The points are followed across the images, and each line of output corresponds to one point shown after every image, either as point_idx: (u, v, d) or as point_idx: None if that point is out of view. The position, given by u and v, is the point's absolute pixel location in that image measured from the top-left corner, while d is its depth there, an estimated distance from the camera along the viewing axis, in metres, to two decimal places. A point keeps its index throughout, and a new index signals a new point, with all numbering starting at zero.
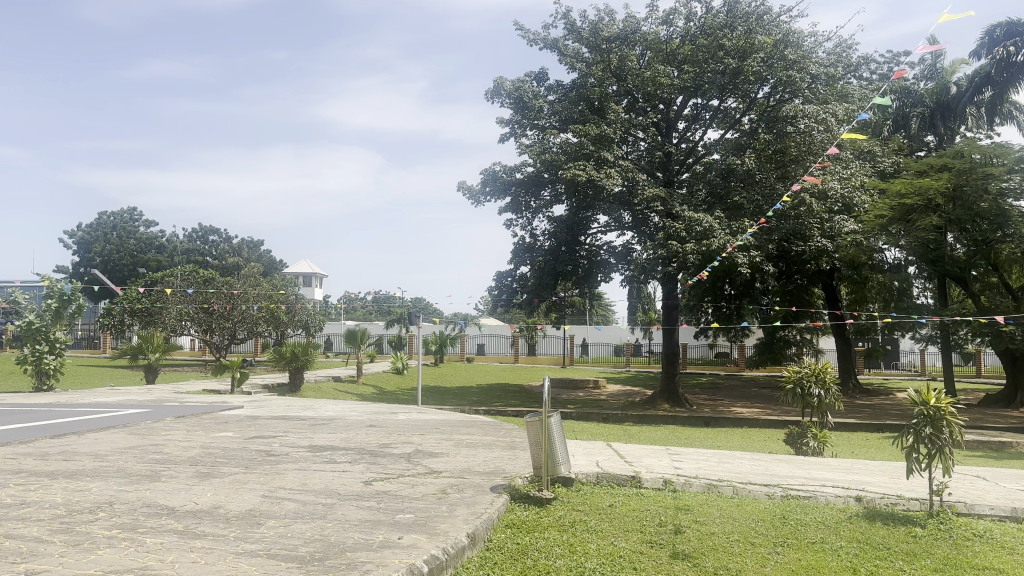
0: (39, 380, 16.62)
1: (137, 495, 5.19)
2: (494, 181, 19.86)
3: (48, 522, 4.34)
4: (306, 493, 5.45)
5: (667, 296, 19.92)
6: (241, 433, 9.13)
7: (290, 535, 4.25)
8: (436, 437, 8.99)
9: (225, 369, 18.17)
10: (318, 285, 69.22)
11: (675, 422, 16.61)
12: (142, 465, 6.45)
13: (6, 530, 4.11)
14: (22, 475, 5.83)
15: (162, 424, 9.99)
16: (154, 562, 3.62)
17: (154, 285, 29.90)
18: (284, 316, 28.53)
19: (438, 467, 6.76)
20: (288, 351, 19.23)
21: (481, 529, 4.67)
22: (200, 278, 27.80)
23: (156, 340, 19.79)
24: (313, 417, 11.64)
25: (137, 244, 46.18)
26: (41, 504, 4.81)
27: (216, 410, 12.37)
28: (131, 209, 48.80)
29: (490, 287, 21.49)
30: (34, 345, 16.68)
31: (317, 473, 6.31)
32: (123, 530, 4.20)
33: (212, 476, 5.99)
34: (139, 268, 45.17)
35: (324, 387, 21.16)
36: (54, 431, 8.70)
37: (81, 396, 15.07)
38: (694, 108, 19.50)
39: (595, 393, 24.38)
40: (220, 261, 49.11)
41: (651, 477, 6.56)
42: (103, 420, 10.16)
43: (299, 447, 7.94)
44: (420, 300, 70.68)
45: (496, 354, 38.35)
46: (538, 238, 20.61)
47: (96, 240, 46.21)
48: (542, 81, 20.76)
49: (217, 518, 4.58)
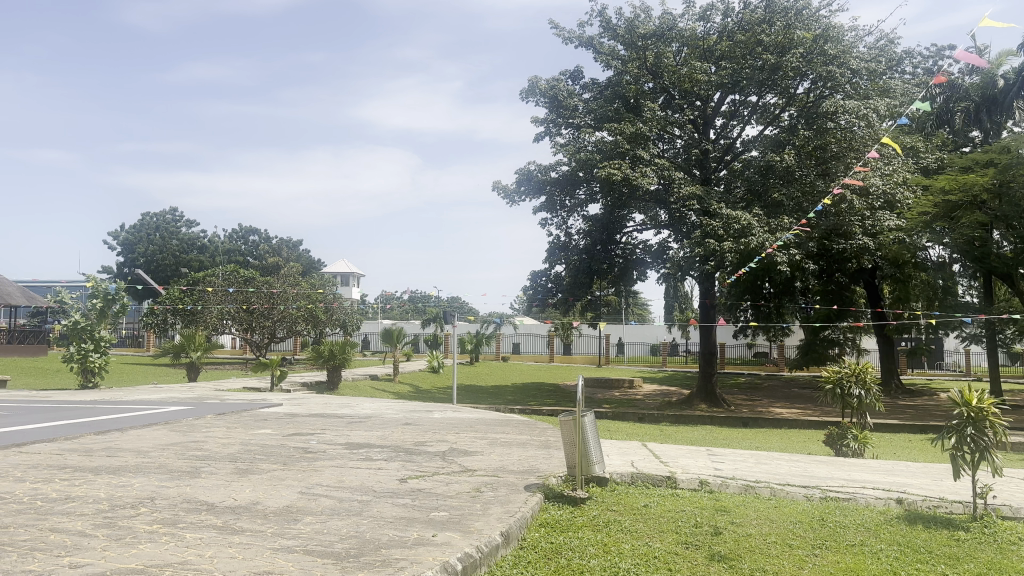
0: (85, 377, 17.18)
1: (177, 491, 5.29)
2: (529, 180, 19.90)
3: (90, 517, 4.43)
4: (342, 490, 5.49)
5: (704, 295, 19.78)
6: (279, 431, 9.24)
7: (325, 531, 4.30)
8: (471, 437, 8.97)
9: (264, 367, 18.45)
10: (355, 284, 69.94)
11: (712, 422, 16.44)
12: (183, 461, 6.58)
13: (52, 524, 4.23)
14: (67, 471, 5.98)
15: (203, 421, 10.17)
16: (193, 558, 3.67)
17: (196, 284, 30.40)
18: (322, 315, 28.87)
19: (473, 467, 6.75)
20: (326, 350, 19.43)
21: (515, 528, 4.66)
22: (242, 277, 28.27)
23: (199, 338, 20.12)
24: (349, 415, 11.73)
25: (180, 245, 47.23)
26: (85, 499, 4.93)
27: (255, 407, 12.54)
28: (173, 210, 49.66)
29: (525, 286, 21.43)
30: (79, 343, 17.19)
31: (354, 470, 6.38)
32: (164, 526, 4.28)
33: (250, 473, 6.08)
34: (181, 269, 46.27)
35: (361, 386, 21.29)
36: (101, 427, 8.94)
37: (125, 394, 15.39)
38: (731, 104, 19.24)
39: (632, 393, 24.08)
40: (261, 262, 49.89)
41: (687, 477, 6.50)
42: (146, 418, 10.36)
43: (335, 444, 8.02)
44: (455, 300, 70.76)
45: (532, 354, 38.29)
46: (573, 237, 20.59)
47: (140, 241, 47.05)
48: (576, 79, 20.75)
49: (255, 514, 4.66)
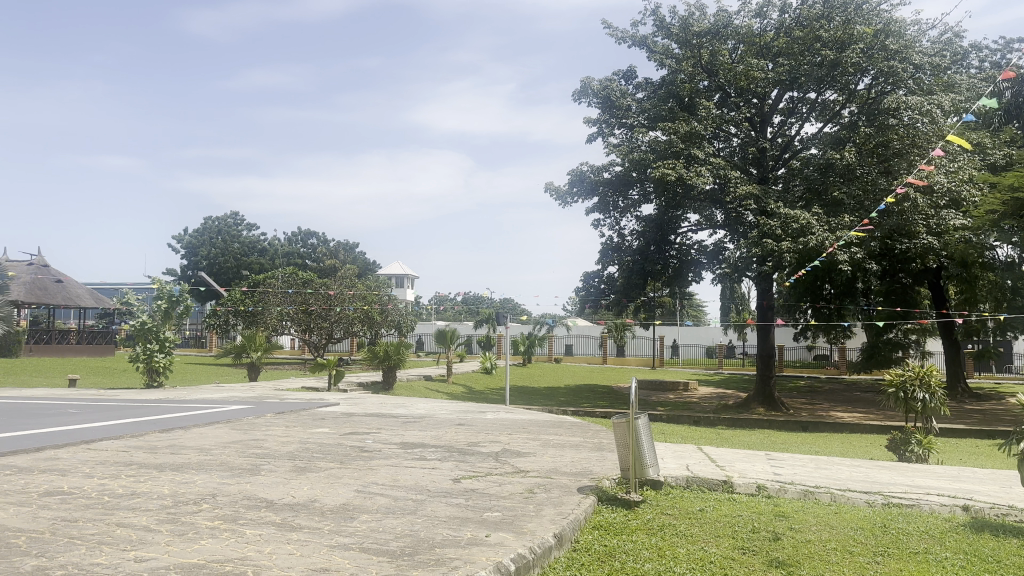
0: (150, 376, 17.89)
1: (238, 488, 5.44)
2: (581, 181, 19.82)
3: (155, 513, 4.59)
4: (397, 489, 5.57)
5: (761, 296, 19.45)
6: (336, 430, 9.42)
7: (381, 529, 4.36)
8: (524, 438, 9.01)
9: (322, 367, 18.78)
10: (409, 286, 70.77)
11: (770, 426, 16.10)
12: (243, 459, 6.76)
13: (119, 519, 4.39)
14: (133, 468, 6.19)
15: (262, 420, 10.42)
16: (253, 553, 3.76)
17: (256, 286, 31.13)
18: (378, 316, 29.28)
19: (526, 467, 6.79)
20: (381, 351, 19.70)
21: (569, 530, 4.66)
22: (300, 278, 28.93)
23: (259, 339, 20.63)
24: (404, 415, 11.86)
25: (241, 248, 48.52)
26: (149, 495, 5.11)
27: (313, 407, 12.76)
28: (234, 214, 51.01)
29: (578, 288, 21.36)
30: (145, 344, 17.89)
31: (409, 470, 6.45)
32: (224, 522, 4.40)
33: (308, 471, 6.21)
34: (243, 272, 47.63)
35: (416, 386, 21.55)
36: (166, 425, 9.24)
37: (189, 393, 15.85)
38: (789, 101, 18.84)
39: (687, 395, 23.83)
40: (319, 265, 50.86)
41: (743, 482, 6.39)
42: (208, 416, 10.66)
43: (390, 443, 8.13)
44: (507, 300, 70.97)
45: (585, 356, 38.18)
46: (626, 238, 20.46)
47: (203, 244, 48.49)
48: (630, 79, 20.62)
49: (313, 512, 4.75)
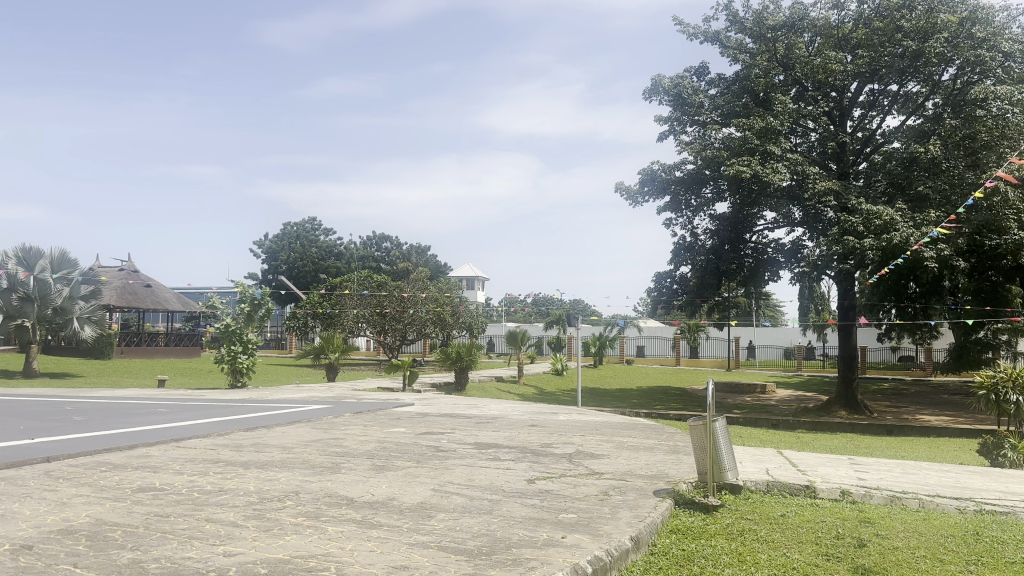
0: (234, 377, 18.62)
1: (320, 485, 5.59)
2: (652, 180, 19.58)
3: (242, 508, 4.76)
4: (473, 489, 5.62)
5: (841, 295, 18.81)
6: (412, 429, 9.59)
7: (459, 528, 4.41)
8: (598, 439, 8.96)
9: (396, 368, 19.14)
10: (480, 288, 71.37)
11: (852, 430, 15.54)
12: (324, 457, 6.94)
13: (208, 514, 4.58)
14: (221, 464, 6.45)
15: (341, 419, 10.69)
16: (335, 549, 3.87)
17: (333, 289, 31.91)
18: (450, 317, 29.64)
19: (600, 469, 6.76)
20: (453, 351, 19.93)
21: (645, 533, 4.62)
22: (375, 281, 29.56)
23: (336, 340, 21.13)
24: (478, 415, 11.97)
25: (318, 252, 49.91)
26: (236, 491, 5.31)
27: (390, 407, 13.02)
28: (312, 219, 52.51)
29: (650, 288, 21.09)
30: (229, 345, 18.61)
31: (483, 470, 6.51)
32: (308, 518, 4.53)
33: (386, 470, 6.33)
34: (320, 275, 48.99)
35: (488, 387, 21.72)
36: (250, 423, 9.57)
37: (272, 393, 16.39)
38: (869, 94, 18.18)
39: (764, 398, 23.26)
40: (392, 268, 51.80)
41: (826, 487, 6.19)
42: (289, 415, 11.02)
43: (464, 443, 8.21)
44: (577, 300, 70.74)
45: (658, 357, 37.71)
46: (699, 237, 20.12)
47: (283, 248, 50.11)
48: (702, 75, 20.29)
49: (392, 509, 4.84)
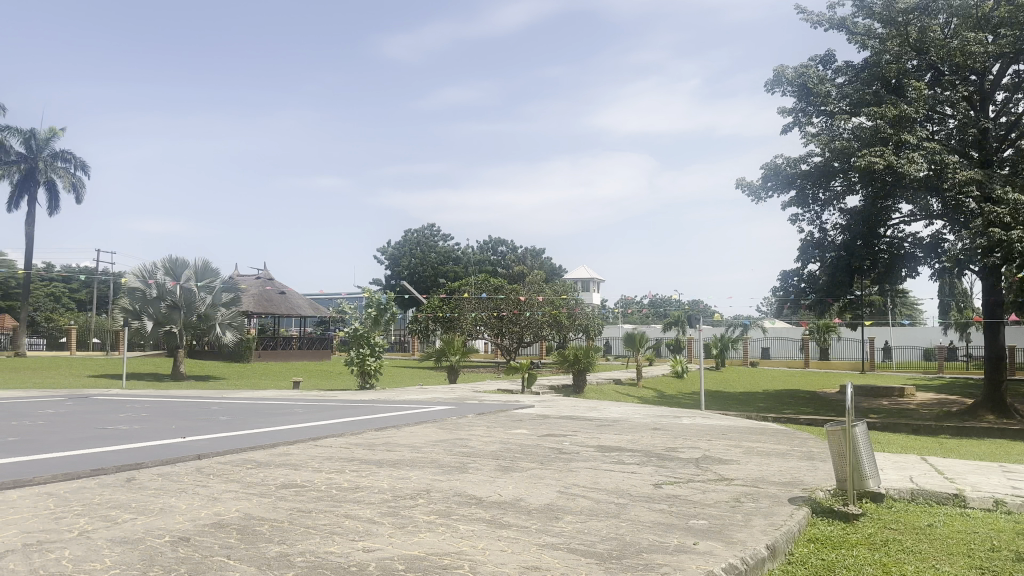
0: (363, 379, 19.50)
1: (449, 484, 5.73)
2: (777, 175, 18.85)
3: (378, 506, 4.95)
4: (599, 492, 5.59)
5: (988, 292, 17.41)
6: (534, 431, 9.66)
7: (587, 531, 4.40)
8: (724, 444, 8.71)
9: (515, 370, 19.37)
10: (595, 290, 71.05)
11: (1003, 436, 14.33)
12: (452, 457, 7.11)
13: (347, 511, 4.79)
14: (355, 463, 6.73)
15: (465, 420, 10.92)
16: (468, 548, 3.94)
17: (452, 293, 32.59)
18: (567, 320, 29.71)
19: (729, 474, 6.56)
20: (571, 354, 19.93)
21: (781, 542, 4.43)
22: (492, 285, 30.04)
23: (457, 343, 21.61)
24: (599, 418, 11.90)
25: (437, 257, 51.26)
26: (371, 489, 5.52)
27: (511, 409, 13.18)
28: (431, 225, 54.02)
29: (775, 287, 20.31)
30: (358, 349, 19.42)
31: (608, 473, 6.46)
32: (440, 517, 4.65)
33: (512, 471, 6.40)
34: (440, 280, 50.34)
35: (606, 390, 21.59)
36: (379, 423, 9.93)
37: (398, 394, 16.97)
38: (1016, 74, 16.74)
39: (902, 402, 21.87)
40: (509, 271, 52.44)
41: (978, 497, 5.73)
42: (415, 416, 11.36)
43: (588, 446, 8.19)
44: (697, 300, 69.04)
45: (783, 359, 36.25)
46: (828, 233, 19.18)
47: (404, 254, 51.84)
48: (828, 64, 19.36)
49: (520, 510, 4.89)
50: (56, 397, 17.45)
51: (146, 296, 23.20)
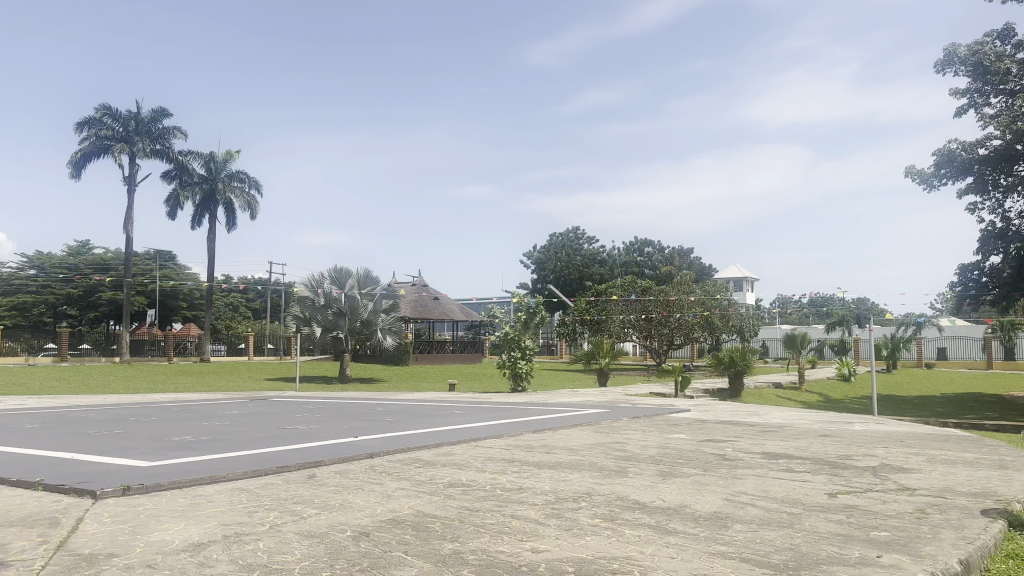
0: (515, 382, 19.73)
1: (612, 488, 5.71)
2: (951, 162, 17.29)
3: (543, 507, 5.00)
4: (768, 500, 5.36)
5: None
6: (693, 436, 9.41)
7: (759, 540, 4.22)
8: (903, 452, 8.08)
9: (668, 373, 18.98)
10: (748, 290, 68.32)
11: None
12: (611, 461, 7.08)
13: (513, 511, 4.88)
14: (517, 464, 6.85)
15: (620, 424, 10.84)
16: (636, 553, 3.91)
17: (599, 295, 32.49)
18: (719, 321, 28.74)
19: (911, 484, 6.08)
20: (725, 357, 19.26)
21: (978, 558, 4.05)
22: (640, 287, 29.59)
23: (606, 346, 21.48)
24: (762, 423, 11.41)
25: (582, 260, 51.26)
26: (535, 491, 5.60)
27: (667, 413, 12.92)
28: (575, 229, 54.11)
29: (952, 282, 18.64)
30: (509, 352, 19.76)
31: (777, 481, 6.17)
32: (605, 520, 4.63)
33: (674, 477, 6.27)
34: (586, 282, 50.31)
35: (765, 394, 20.69)
36: (534, 426, 10.04)
37: (550, 398, 17.10)
38: None
39: None
40: (656, 273, 51.51)
41: None
42: (570, 419, 11.40)
43: (752, 452, 7.87)
44: (861, 298, 64.66)
45: (964, 360, 33.18)
46: (1013, 222, 17.37)
47: (550, 258, 52.27)
48: (1007, 37, 17.54)
49: (686, 517, 4.78)
50: (240, 399, 19.08)
51: (315, 304, 24.84)
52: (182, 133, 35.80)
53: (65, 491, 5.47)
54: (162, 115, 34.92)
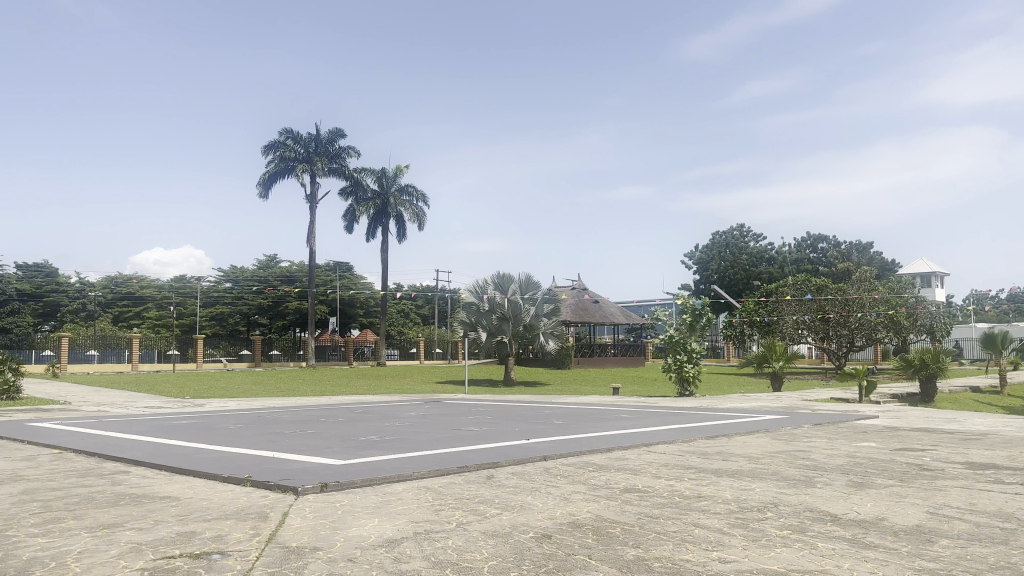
0: (682, 386, 19.38)
1: (798, 498, 5.43)
2: None
3: (725, 516, 4.85)
4: (980, 515, 4.87)
5: None
6: (884, 444, 8.73)
7: (973, 559, 3.85)
8: None
9: (849, 377, 17.78)
10: (938, 285, 62.59)
11: None
12: (794, 469, 6.73)
13: (695, 519, 4.77)
14: (693, 471, 6.69)
15: (800, 431, 10.27)
16: (831, 568, 3.69)
17: (769, 294, 31.08)
18: (905, 321, 26.54)
19: None
20: (914, 359, 17.75)
21: None
22: (813, 286, 27.97)
23: (779, 348, 20.47)
24: (963, 431, 10.37)
25: (748, 259, 49.25)
26: (715, 499, 5.44)
27: (852, 419, 12.08)
28: (740, 226, 52.09)
29: None
30: (675, 355, 19.39)
31: (988, 494, 5.60)
32: (793, 532, 4.41)
33: (867, 487, 5.86)
34: (753, 282, 48.30)
35: (963, 399, 18.82)
36: (708, 432, 9.74)
37: (721, 402, 16.54)
38: None
39: None
40: (831, 269, 48.43)
41: None
42: (745, 425, 10.95)
43: (955, 463, 7.18)
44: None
45: None
46: None
47: (713, 258, 50.67)
48: None
49: (885, 530, 4.45)
50: (414, 401, 20.03)
51: (480, 309, 25.63)
52: (355, 151, 38.28)
53: (271, 486, 6.00)
54: (338, 135, 37.55)
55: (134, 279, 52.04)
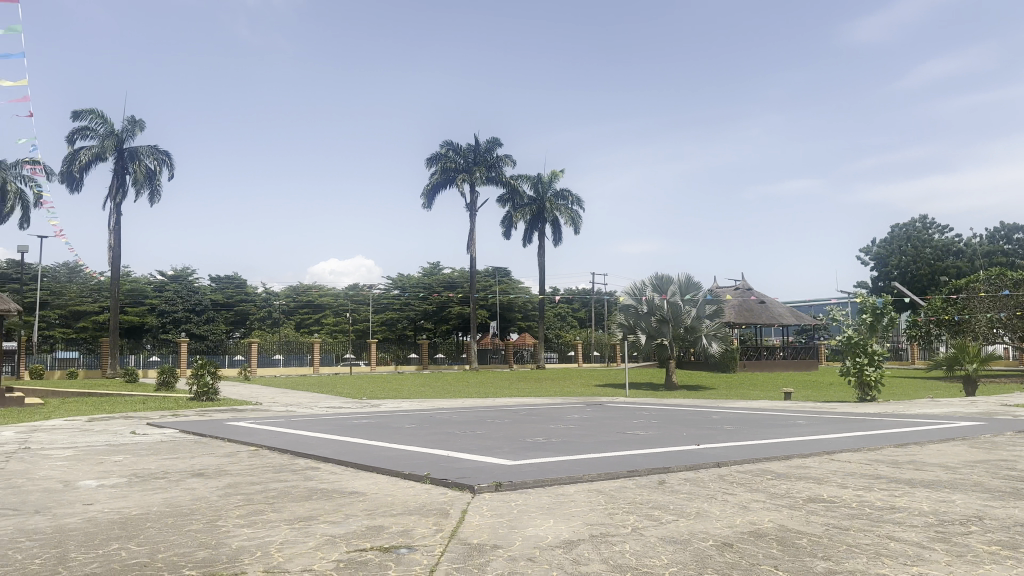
0: (863, 391, 18.17)
1: (1009, 512, 4.90)
2: None
3: (924, 529, 4.47)
4: None
5: None
6: None
7: None
8: None
9: None
10: None
11: None
12: (1001, 481, 6.09)
13: (888, 531, 4.43)
14: (882, 481, 6.22)
15: (1004, 439, 9.27)
16: None
17: (958, 290, 28.36)
18: None
19: None
20: None
21: None
22: (1011, 280, 25.27)
23: (973, 349, 18.57)
24: None
25: (933, 252, 45.26)
26: (911, 510, 5.03)
27: None
28: (922, 217, 47.99)
29: None
30: (854, 358, 18.12)
31: None
32: (1007, 548, 3.99)
33: None
34: (939, 277, 44.30)
35: None
36: (897, 439, 9.02)
37: (907, 407, 15.27)
38: None
39: None
40: None
41: None
42: (938, 432, 10.05)
43: None
44: None
45: None
46: None
47: (893, 253, 47.00)
48: None
49: None
50: (576, 404, 20.10)
51: (639, 311, 25.27)
52: (512, 158, 39.05)
53: (448, 485, 6.25)
54: (495, 144, 38.42)
55: (313, 288, 56.07)
